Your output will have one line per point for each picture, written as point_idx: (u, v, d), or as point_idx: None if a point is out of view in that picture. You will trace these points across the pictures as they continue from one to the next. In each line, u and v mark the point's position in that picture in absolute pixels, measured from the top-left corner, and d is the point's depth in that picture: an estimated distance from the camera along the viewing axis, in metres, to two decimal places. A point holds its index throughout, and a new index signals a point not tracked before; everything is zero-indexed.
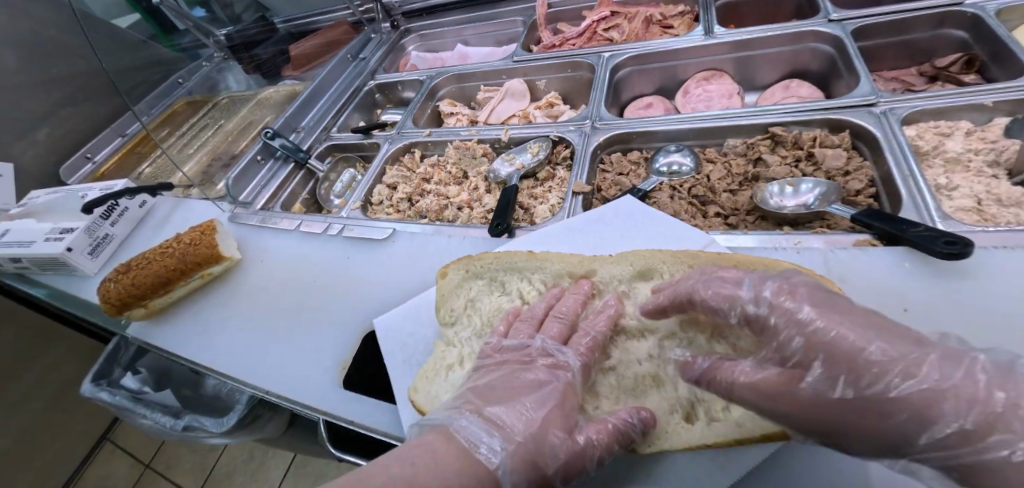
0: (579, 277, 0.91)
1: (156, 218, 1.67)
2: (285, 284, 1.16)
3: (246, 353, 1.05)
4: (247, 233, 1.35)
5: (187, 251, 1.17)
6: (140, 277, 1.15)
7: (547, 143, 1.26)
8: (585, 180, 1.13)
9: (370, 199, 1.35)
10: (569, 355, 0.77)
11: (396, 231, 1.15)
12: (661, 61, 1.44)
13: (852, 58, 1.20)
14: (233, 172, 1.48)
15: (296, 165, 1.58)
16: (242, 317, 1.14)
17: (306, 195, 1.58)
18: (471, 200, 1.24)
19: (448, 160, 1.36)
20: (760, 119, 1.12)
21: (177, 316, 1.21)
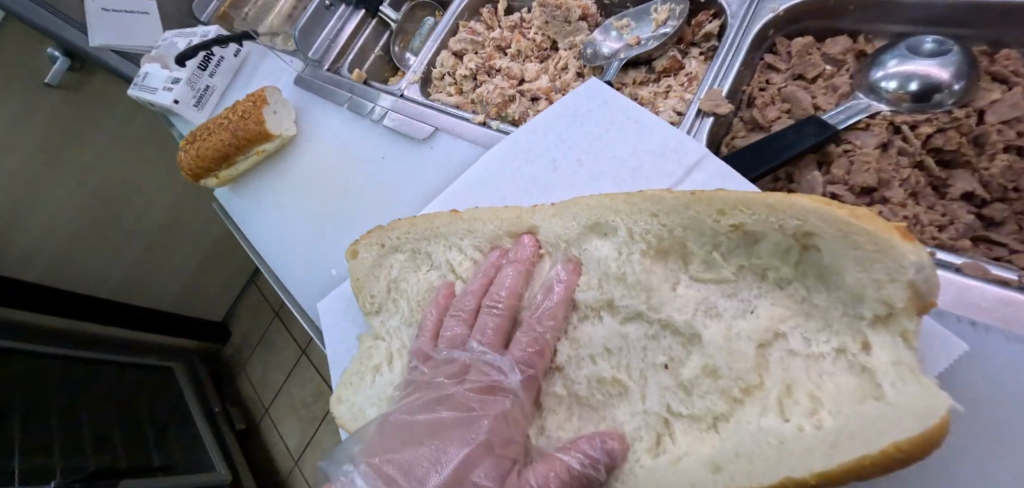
0: (519, 234, 0.61)
1: (250, 68, 1.59)
2: (325, 176, 1.03)
3: (285, 251, 1.00)
4: (304, 102, 1.20)
5: (238, 125, 1.08)
6: (202, 149, 1.12)
7: (684, 6, 0.77)
8: (727, 88, 0.68)
9: (432, 71, 1.05)
10: (504, 370, 0.54)
11: (441, 131, 0.88)
12: None
13: None
14: (299, 22, 1.26)
15: (367, 12, 1.31)
16: (288, 205, 1.07)
17: (378, 52, 1.32)
18: (551, 88, 0.86)
19: (533, 20, 0.94)
20: None
21: (243, 189, 1.19)
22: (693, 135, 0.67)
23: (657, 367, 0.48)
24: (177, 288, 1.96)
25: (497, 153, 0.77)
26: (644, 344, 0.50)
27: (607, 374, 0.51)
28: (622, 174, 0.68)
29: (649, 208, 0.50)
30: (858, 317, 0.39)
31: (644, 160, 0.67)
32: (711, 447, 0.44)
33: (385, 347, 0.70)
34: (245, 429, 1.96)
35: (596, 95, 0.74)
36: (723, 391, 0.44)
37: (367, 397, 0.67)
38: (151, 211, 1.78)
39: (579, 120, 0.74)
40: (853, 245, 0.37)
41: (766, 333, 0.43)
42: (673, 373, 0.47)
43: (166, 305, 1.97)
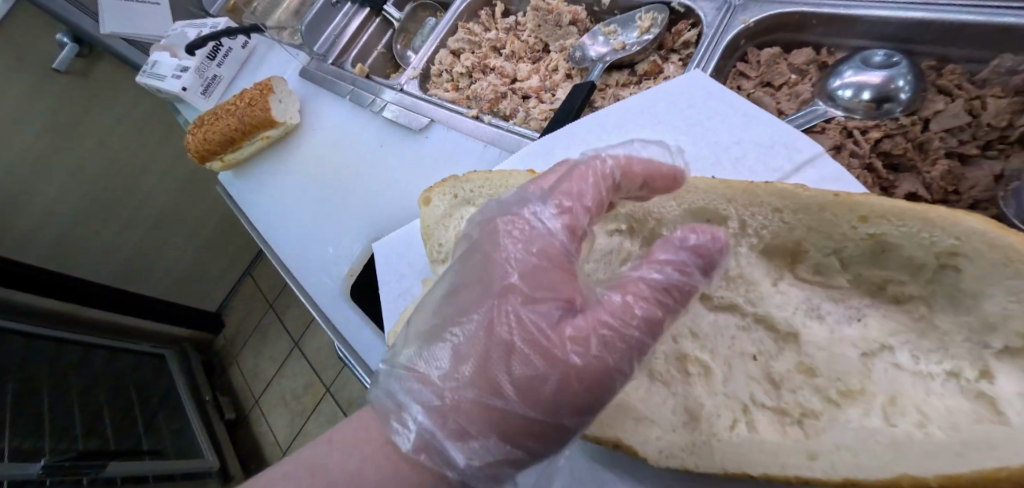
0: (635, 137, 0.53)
1: (258, 59, 1.65)
2: (326, 163, 1.08)
3: (285, 233, 1.06)
4: (307, 91, 1.25)
5: (243, 112, 1.14)
6: (209, 133, 1.18)
7: (664, 14, 0.83)
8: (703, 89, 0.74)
9: (430, 68, 1.10)
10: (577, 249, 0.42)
11: (436, 122, 0.94)
12: None
13: None
14: (307, 18, 1.35)
15: (371, 11, 1.36)
16: (292, 191, 1.12)
17: (381, 50, 1.38)
18: (542, 87, 0.91)
19: (527, 23, 1.00)
20: None
21: (249, 174, 1.24)
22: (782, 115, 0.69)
23: (744, 357, 0.48)
24: (178, 273, 2.00)
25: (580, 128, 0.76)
26: (732, 333, 0.49)
27: (689, 352, 0.50)
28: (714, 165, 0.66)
29: (772, 203, 0.46)
30: (983, 345, 0.37)
31: (744, 151, 0.66)
32: (791, 439, 0.44)
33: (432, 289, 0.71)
34: (235, 420, 1.89)
35: (699, 86, 0.71)
36: (819, 390, 0.44)
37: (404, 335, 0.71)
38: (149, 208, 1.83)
39: (671, 104, 0.72)
40: (1018, 272, 0.34)
41: (871, 343, 0.42)
42: (761, 364, 0.47)
43: (163, 286, 1.97)
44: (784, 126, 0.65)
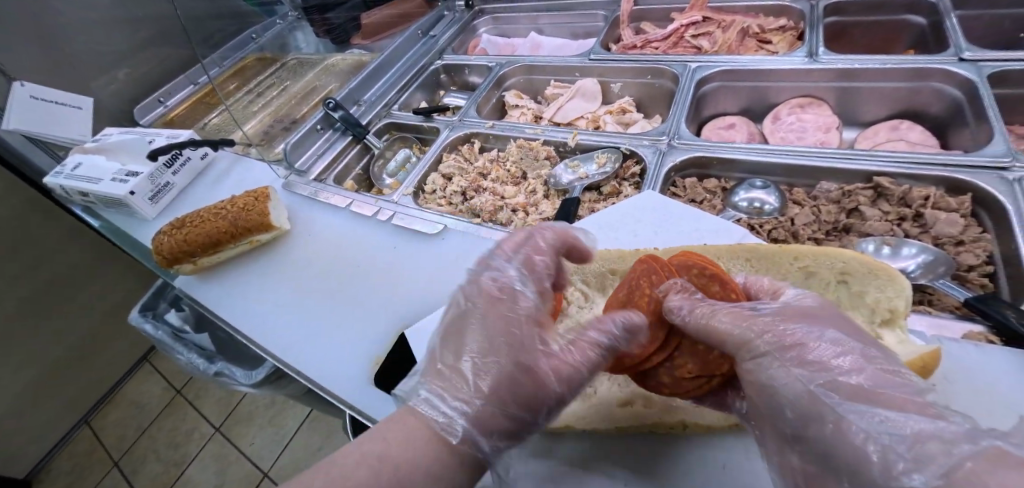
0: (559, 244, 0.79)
1: (215, 172, 1.71)
2: (327, 262, 1.16)
3: (278, 328, 1.07)
4: (297, 203, 1.37)
5: (239, 215, 1.20)
6: (192, 234, 1.20)
7: (617, 155, 1.18)
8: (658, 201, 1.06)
9: (422, 186, 1.31)
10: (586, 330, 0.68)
11: (447, 228, 1.11)
12: (752, 80, 1.32)
13: (985, 106, 1.05)
14: (292, 139, 1.48)
15: (353, 139, 1.56)
16: (281, 289, 1.15)
17: (359, 170, 1.56)
18: (527, 203, 1.17)
19: (508, 157, 1.30)
20: (867, 165, 1.01)
21: (223, 276, 1.24)
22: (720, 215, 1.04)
23: None
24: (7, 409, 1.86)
25: (586, 227, 0.98)
26: None
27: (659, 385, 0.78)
28: (686, 241, 0.91)
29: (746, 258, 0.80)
30: (873, 322, 0.71)
31: (704, 234, 0.91)
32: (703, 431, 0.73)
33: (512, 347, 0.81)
34: None
35: (659, 197, 1.00)
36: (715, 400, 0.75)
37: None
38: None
39: (643, 209, 0.98)
40: (874, 275, 0.72)
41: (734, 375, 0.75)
42: None
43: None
44: (728, 225, 0.91)
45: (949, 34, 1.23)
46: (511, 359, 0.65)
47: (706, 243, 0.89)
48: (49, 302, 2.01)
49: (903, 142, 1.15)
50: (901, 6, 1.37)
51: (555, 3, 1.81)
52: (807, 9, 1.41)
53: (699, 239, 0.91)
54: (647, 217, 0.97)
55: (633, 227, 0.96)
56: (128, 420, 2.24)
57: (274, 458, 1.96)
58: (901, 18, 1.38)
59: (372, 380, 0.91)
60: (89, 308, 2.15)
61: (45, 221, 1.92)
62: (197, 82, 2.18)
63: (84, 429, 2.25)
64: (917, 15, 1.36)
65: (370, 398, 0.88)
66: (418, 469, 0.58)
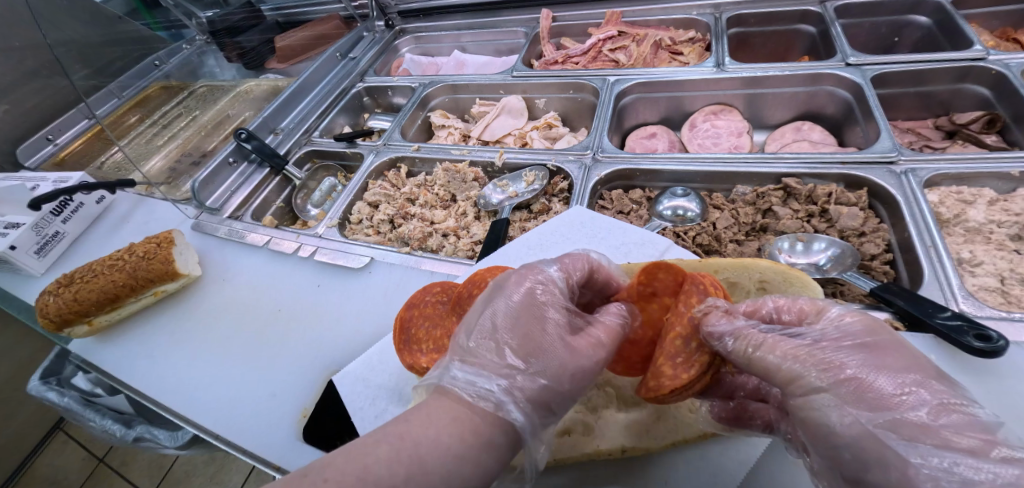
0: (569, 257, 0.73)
1: (115, 216, 1.54)
2: (244, 309, 1.07)
3: (191, 389, 0.95)
4: (210, 245, 1.26)
5: (138, 265, 1.07)
6: (83, 292, 1.05)
7: (544, 172, 1.17)
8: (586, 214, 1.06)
9: (348, 216, 1.24)
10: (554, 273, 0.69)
11: (374, 260, 1.05)
12: (669, 90, 1.37)
13: (871, 105, 1.14)
14: (200, 175, 1.37)
15: (271, 170, 1.47)
16: (193, 343, 1.04)
17: (280, 203, 1.46)
18: (458, 227, 1.14)
19: (436, 180, 1.26)
20: (775, 167, 1.06)
21: (126, 336, 1.10)
22: (645, 225, 1.05)
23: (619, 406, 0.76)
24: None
25: (517, 250, 0.96)
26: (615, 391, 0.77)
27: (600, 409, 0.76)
28: (615, 256, 0.91)
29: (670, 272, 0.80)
30: None
31: (630, 248, 0.91)
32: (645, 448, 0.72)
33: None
34: None
35: (587, 214, 0.99)
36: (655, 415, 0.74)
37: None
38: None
39: (572, 227, 0.97)
40: (790, 281, 0.75)
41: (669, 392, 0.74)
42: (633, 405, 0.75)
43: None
44: (654, 236, 0.92)
45: (836, 40, 1.34)
46: (541, 337, 0.63)
47: (633, 258, 0.89)
48: None
49: (807, 142, 1.23)
50: (794, 16, 1.47)
51: (476, 21, 1.80)
52: (712, 22, 1.49)
53: (627, 253, 0.91)
54: (575, 235, 0.96)
55: (562, 246, 0.95)
56: None
57: None
58: (794, 28, 1.49)
59: (300, 435, 0.82)
60: None
61: None
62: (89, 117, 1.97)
63: None
64: (807, 23, 1.47)
65: (300, 458, 0.79)
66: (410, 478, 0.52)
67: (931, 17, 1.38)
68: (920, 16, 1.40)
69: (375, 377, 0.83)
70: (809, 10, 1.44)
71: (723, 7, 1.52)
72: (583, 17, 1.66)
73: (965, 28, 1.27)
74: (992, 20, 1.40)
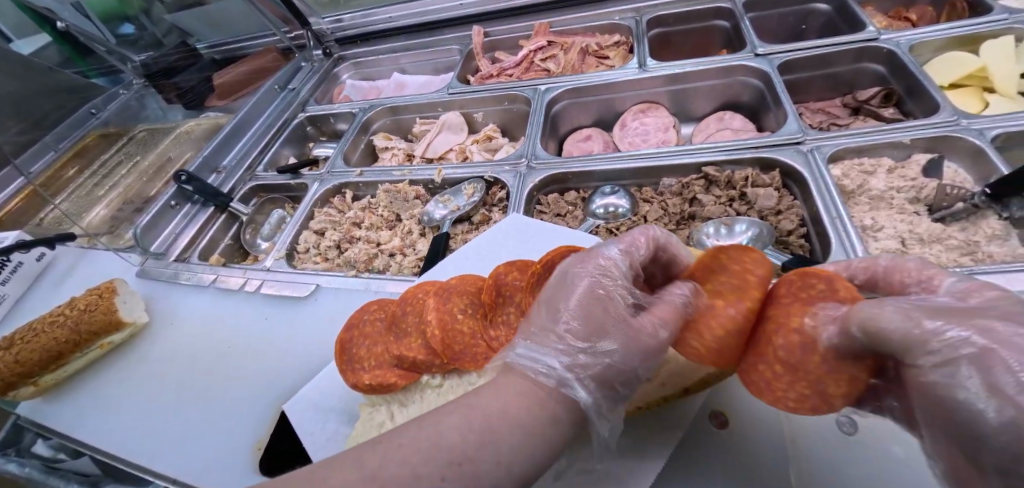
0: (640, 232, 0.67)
1: (57, 272, 1.50)
2: (196, 350, 1.06)
3: (144, 437, 0.93)
4: (157, 288, 1.24)
5: (80, 319, 1.04)
6: (24, 353, 1.01)
7: (482, 184, 1.21)
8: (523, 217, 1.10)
9: (295, 246, 1.25)
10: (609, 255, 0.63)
11: (320, 287, 1.06)
12: (599, 94, 1.43)
13: (779, 91, 1.23)
14: (141, 221, 1.36)
15: (216, 208, 1.47)
16: (147, 390, 1.02)
17: (229, 241, 1.46)
18: (404, 245, 1.16)
19: (379, 203, 1.28)
20: (696, 158, 1.13)
21: (76, 392, 1.07)
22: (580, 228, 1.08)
23: None
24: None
25: (455, 262, 0.99)
26: None
27: None
28: None
29: None
30: None
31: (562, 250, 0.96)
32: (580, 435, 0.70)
33: (387, 409, 0.74)
34: None
35: (519, 222, 1.04)
36: None
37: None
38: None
39: (508, 236, 1.01)
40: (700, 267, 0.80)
41: None
42: None
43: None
44: (584, 235, 0.98)
45: (746, 34, 1.44)
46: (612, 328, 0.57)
47: None
48: None
49: (728, 130, 1.30)
50: (708, 14, 1.56)
51: (412, 42, 1.83)
52: (633, 25, 1.57)
53: None
54: (509, 243, 1.00)
55: (497, 255, 0.98)
56: None
57: None
58: (710, 24, 1.58)
59: (257, 467, 0.82)
60: None
61: None
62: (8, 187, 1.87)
63: None
64: (721, 19, 1.56)
65: None
66: (486, 451, 0.50)
67: (830, 5, 1.49)
68: (820, 5, 1.51)
69: (324, 400, 0.84)
70: (720, 7, 1.53)
71: (642, 10, 1.60)
72: (513, 31, 1.72)
73: (858, 12, 1.37)
74: (884, 3, 1.51)
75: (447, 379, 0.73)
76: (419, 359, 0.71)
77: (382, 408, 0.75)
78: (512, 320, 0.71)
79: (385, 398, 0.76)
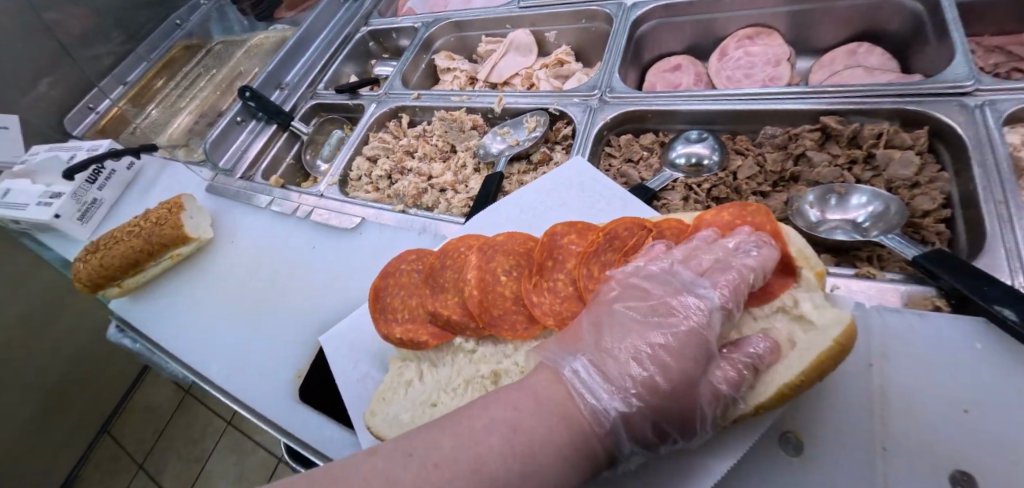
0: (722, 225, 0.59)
1: (145, 180, 1.61)
2: (252, 271, 1.09)
3: (206, 348, 1.00)
4: (222, 205, 1.27)
5: (152, 231, 1.10)
6: (108, 257, 1.10)
7: (546, 118, 1.07)
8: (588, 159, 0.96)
9: (349, 173, 1.21)
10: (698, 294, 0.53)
11: (367, 220, 1.03)
12: (698, 12, 1.18)
13: (950, 16, 0.92)
14: (210, 136, 1.37)
15: (279, 127, 1.45)
16: (209, 303, 1.08)
17: (290, 160, 1.45)
18: (456, 181, 1.08)
19: (434, 131, 1.19)
20: (815, 103, 0.90)
21: (154, 297, 1.16)
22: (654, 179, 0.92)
23: None
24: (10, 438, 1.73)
25: (504, 208, 0.90)
26: None
27: None
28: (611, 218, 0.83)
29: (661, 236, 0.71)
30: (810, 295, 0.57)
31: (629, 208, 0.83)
32: None
33: (417, 365, 0.71)
34: None
35: (582, 168, 0.91)
36: None
37: (406, 407, 0.66)
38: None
39: (569, 183, 0.90)
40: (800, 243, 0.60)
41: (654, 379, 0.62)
42: None
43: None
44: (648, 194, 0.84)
45: None
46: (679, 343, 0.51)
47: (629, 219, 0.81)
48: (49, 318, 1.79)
49: (864, 67, 1.03)
50: None
51: None
52: None
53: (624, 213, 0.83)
54: (569, 191, 0.89)
55: (553, 204, 0.88)
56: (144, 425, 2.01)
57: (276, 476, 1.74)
58: None
59: (297, 396, 0.84)
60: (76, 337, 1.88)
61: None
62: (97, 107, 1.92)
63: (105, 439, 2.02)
64: None
65: (295, 418, 0.82)
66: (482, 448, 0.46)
67: None
68: None
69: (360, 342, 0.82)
70: None
71: None
72: None
73: None
74: None
75: (480, 345, 0.67)
76: (452, 318, 0.65)
77: (412, 365, 0.71)
78: (560, 288, 0.63)
79: (415, 354, 0.72)
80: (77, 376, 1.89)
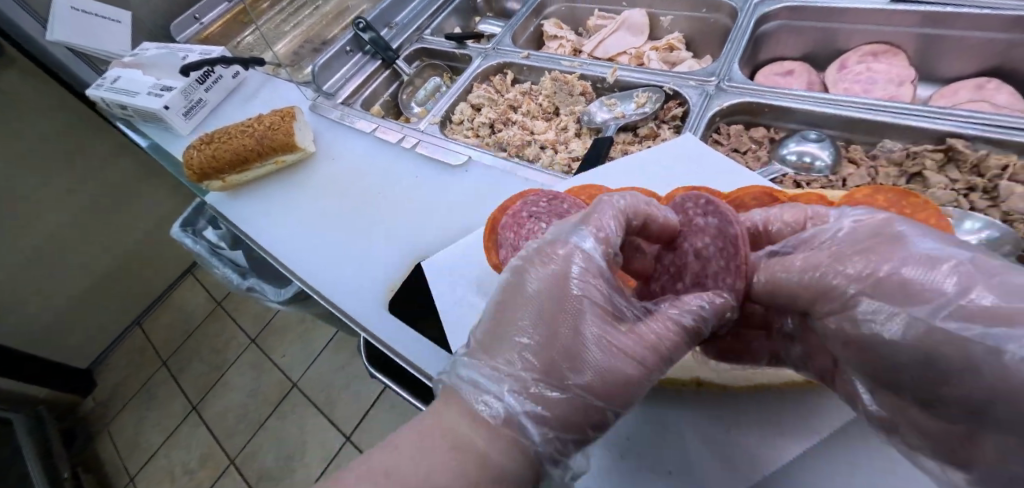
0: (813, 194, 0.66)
1: (246, 91, 1.68)
2: (350, 188, 1.15)
3: (300, 250, 1.08)
4: (325, 125, 1.33)
5: (265, 133, 1.18)
6: (220, 150, 1.18)
7: (659, 95, 1.09)
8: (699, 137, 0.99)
9: (450, 116, 1.25)
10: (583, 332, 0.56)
11: (471, 159, 1.07)
12: (820, 19, 1.16)
13: None
14: (320, 60, 1.43)
15: (383, 63, 1.51)
16: (306, 211, 1.15)
17: (387, 97, 1.51)
18: (557, 140, 1.12)
19: (542, 90, 1.22)
20: (955, 125, 0.86)
21: (250, 196, 1.23)
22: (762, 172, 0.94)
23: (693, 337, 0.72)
24: (48, 317, 2.00)
25: (613, 169, 0.94)
26: None
27: None
28: None
29: None
30: None
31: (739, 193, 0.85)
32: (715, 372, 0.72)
33: None
34: None
35: (695, 146, 0.93)
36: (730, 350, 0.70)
37: None
38: (47, 222, 1.87)
39: (680, 158, 0.92)
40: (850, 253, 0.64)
41: None
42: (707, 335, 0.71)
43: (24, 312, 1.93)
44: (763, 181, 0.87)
45: None
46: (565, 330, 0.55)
47: None
48: (100, 218, 2.02)
49: (983, 102, 0.99)
50: None
51: None
52: None
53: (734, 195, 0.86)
54: (681, 164, 0.92)
55: (661, 174, 0.91)
56: (176, 324, 2.28)
57: (244, 442, 1.87)
58: None
59: (387, 304, 0.91)
60: (124, 234, 2.12)
61: (93, 139, 1.91)
62: (204, 19, 1.82)
63: (137, 329, 2.32)
64: None
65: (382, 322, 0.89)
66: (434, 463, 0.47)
67: None
68: None
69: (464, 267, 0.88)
70: None
71: None
72: None
73: None
74: None
75: None
76: None
77: None
78: None
79: None
80: (117, 270, 2.15)
